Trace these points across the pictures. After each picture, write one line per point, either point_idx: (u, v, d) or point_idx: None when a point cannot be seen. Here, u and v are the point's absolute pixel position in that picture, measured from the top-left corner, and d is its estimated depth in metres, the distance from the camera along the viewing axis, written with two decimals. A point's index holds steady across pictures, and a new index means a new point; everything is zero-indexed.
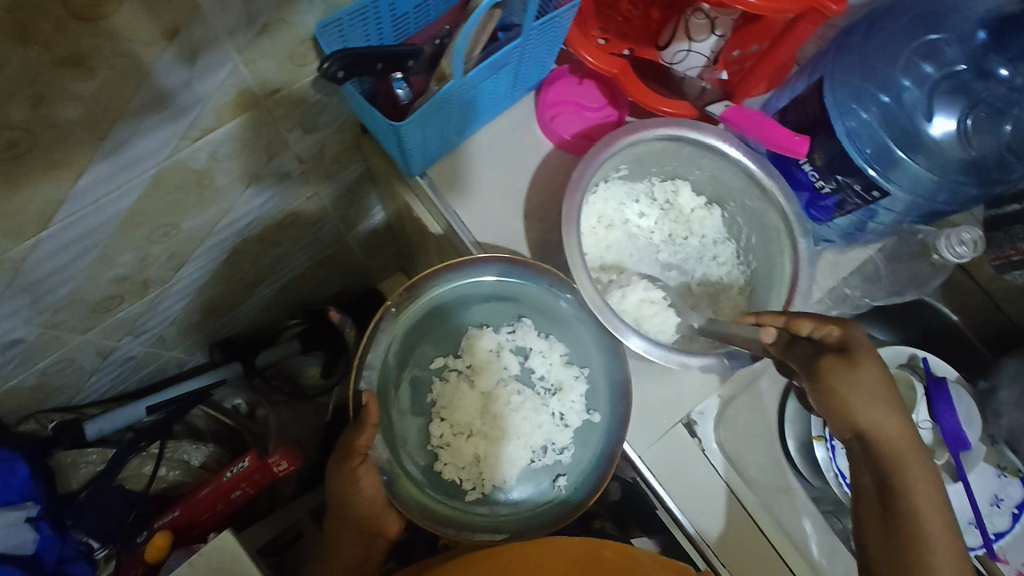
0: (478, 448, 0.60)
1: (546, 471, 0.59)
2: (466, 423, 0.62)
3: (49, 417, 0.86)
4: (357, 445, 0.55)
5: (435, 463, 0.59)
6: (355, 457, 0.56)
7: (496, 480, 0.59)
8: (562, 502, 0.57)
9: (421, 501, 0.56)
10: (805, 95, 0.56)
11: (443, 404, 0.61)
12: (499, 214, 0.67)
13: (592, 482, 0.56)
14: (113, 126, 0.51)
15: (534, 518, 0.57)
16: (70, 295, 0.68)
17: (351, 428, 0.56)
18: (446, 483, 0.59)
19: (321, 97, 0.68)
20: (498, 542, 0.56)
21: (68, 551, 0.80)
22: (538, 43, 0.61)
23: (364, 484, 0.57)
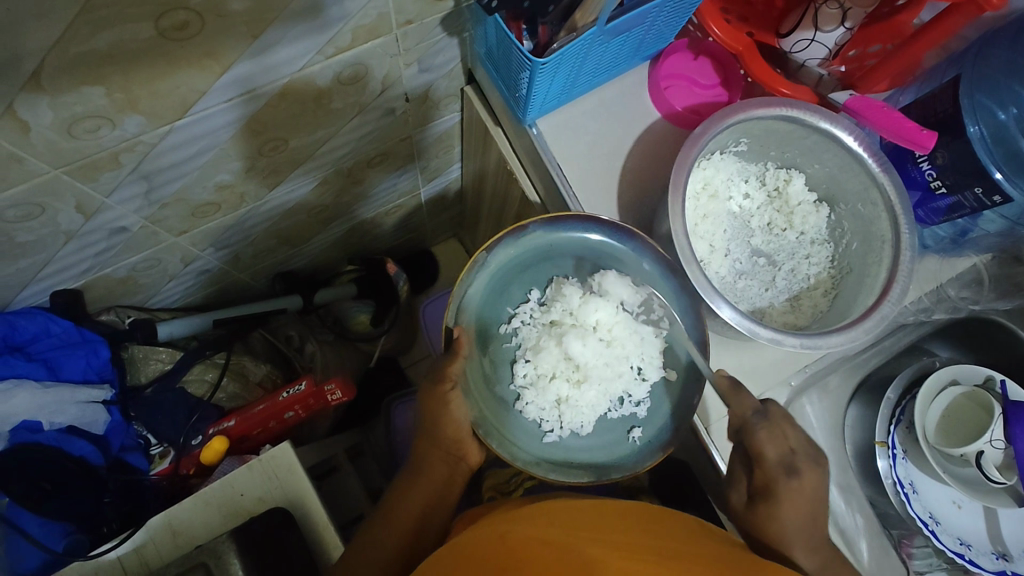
0: (560, 392, 0.62)
1: (622, 423, 0.61)
2: (550, 366, 0.63)
3: (126, 312, 0.90)
4: (449, 372, 0.58)
5: (517, 403, 0.61)
6: (445, 383, 0.58)
7: (573, 425, 0.61)
8: (636, 453, 0.59)
9: (502, 434, 0.59)
10: (935, 95, 0.56)
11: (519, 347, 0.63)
12: (601, 174, 0.68)
13: (668, 436, 0.58)
14: (268, 26, 0.54)
15: (610, 466, 0.58)
16: (178, 192, 0.71)
17: (443, 358, 0.59)
18: (527, 423, 0.61)
19: (444, 37, 0.70)
20: (574, 483, 0.57)
21: (128, 440, 0.85)
22: (675, 7, 0.62)
23: (454, 408, 0.59)
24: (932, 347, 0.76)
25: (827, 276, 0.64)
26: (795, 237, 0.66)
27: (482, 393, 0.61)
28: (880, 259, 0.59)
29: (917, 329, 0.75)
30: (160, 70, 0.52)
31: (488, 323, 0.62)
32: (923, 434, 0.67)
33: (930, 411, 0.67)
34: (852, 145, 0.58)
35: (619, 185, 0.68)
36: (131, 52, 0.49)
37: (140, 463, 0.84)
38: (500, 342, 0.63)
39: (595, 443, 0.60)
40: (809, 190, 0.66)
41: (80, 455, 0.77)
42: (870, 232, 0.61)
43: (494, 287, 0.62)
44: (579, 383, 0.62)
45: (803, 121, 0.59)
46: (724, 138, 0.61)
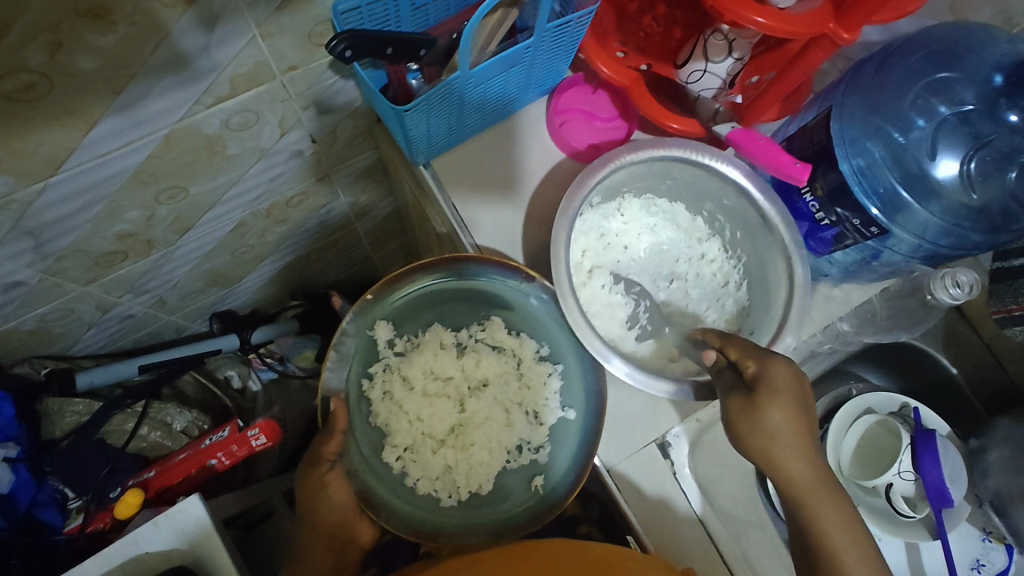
0: (448, 459, 0.62)
1: (522, 473, 0.61)
2: (440, 429, 0.63)
3: (43, 362, 0.88)
4: (323, 453, 0.57)
5: (407, 478, 0.60)
6: (323, 463, 0.58)
7: (472, 487, 0.60)
8: (539, 502, 0.58)
9: (394, 505, 0.58)
10: (812, 126, 0.55)
11: (393, 417, 0.62)
12: (497, 213, 0.67)
13: (569, 481, 0.58)
14: (129, 81, 0.53)
15: (511, 520, 0.58)
16: (74, 244, 0.70)
17: (320, 435, 0.57)
18: (422, 497, 0.60)
19: (338, 79, 0.69)
20: (474, 544, 0.57)
21: (41, 496, 0.82)
22: (552, 44, 0.61)
23: (334, 489, 0.59)
24: (860, 376, 0.76)
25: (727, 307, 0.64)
26: (690, 273, 0.66)
27: (368, 468, 0.59)
28: (777, 289, 0.59)
29: (833, 355, 0.73)
30: (17, 129, 0.51)
31: (365, 386, 0.61)
32: (837, 467, 0.66)
33: (845, 441, 0.67)
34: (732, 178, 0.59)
35: (516, 222, 0.67)
36: None
37: (54, 519, 0.82)
38: (378, 412, 0.62)
39: (495, 498, 0.60)
40: (699, 220, 0.66)
41: None
42: (758, 254, 0.61)
43: (370, 347, 0.62)
44: (468, 446, 0.63)
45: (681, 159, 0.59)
46: (605, 184, 0.61)
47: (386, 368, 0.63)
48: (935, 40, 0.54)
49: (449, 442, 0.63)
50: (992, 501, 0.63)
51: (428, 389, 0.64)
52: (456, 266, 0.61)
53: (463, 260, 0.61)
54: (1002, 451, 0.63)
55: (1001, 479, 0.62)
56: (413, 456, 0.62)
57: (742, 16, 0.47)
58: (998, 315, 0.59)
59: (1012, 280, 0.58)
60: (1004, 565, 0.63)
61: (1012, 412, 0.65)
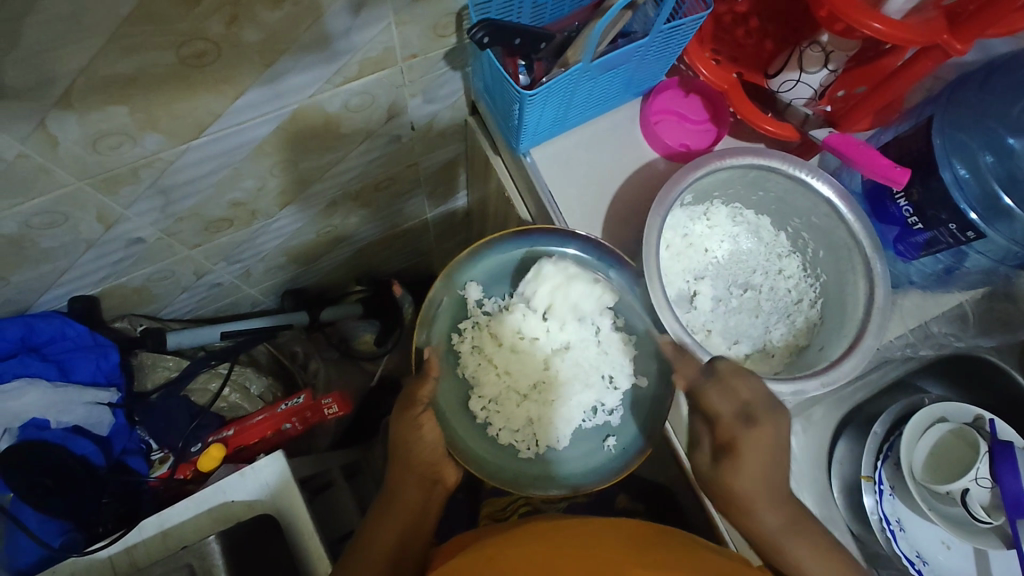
0: (530, 412, 0.63)
1: (597, 432, 0.62)
2: (524, 385, 0.64)
3: (139, 320, 0.94)
4: (418, 395, 0.59)
5: (490, 428, 0.62)
6: (417, 406, 0.59)
7: (549, 441, 0.61)
8: (612, 461, 0.59)
9: (478, 455, 0.60)
10: (909, 134, 0.58)
11: (480, 370, 0.64)
12: (589, 202, 0.71)
13: (638, 445, 0.59)
14: (280, 56, 0.58)
15: (587, 476, 0.59)
16: (194, 207, 0.76)
17: (414, 379, 0.60)
18: (503, 446, 0.62)
19: (447, 70, 0.74)
20: (553, 495, 0.58)
21: (132, 443, 0.88)
22: (660, 47, 0.65)
23: (428, 431, 0.59)
24: (922, 385, 0.76)
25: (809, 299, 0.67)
26: (775, 261, 0.68)
27: (454, 412, 0.62)
28: (855, 281, 0.62)
29: (904, 364, 0.75)
30: (181, 93, 0.57)
31: (455, 340, 0.63)
32: (910, 470, 0.66)
33: (918, 446, 0.67)
34: (814, 182, 0.62)
35: (604, 213, 0.71)
36: (153, 76, 0.54)
37: (140, 466, 0.87)
38: (467, 364, 0.63)
39: (573, 454, 0.61)
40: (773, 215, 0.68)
41: (83, 454, 0.81)
42: (834, 243, 0.64)
43: (459, 306, 0.64)
44: (550, 402, 0.63)
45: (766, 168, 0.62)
46: (699, 185, 0.64)
47: (475, 325, 0.64)
48: None
49: (531, 398, 0.64)
50: None
51: (515, 346, 0.65)
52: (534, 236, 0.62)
53: (539, 230, 0.62)
54: None
55: None
56: (496, 407, 0.63)
57: (859, 22, 0.50)
58: None
59: None
60: None
61: None
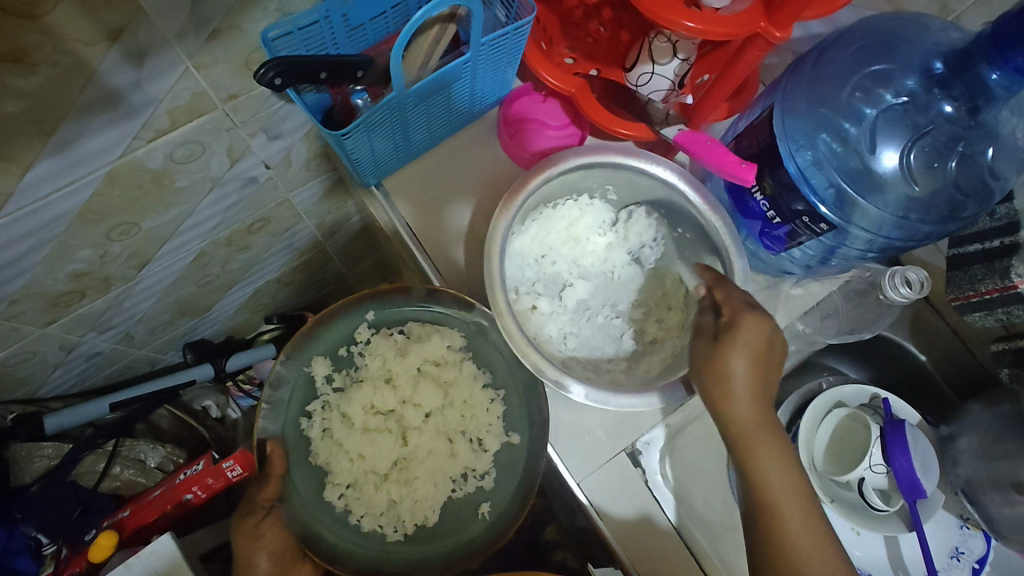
0: (391, 494, 0.62)
1: (470, 501, 0.61)
2: (382, 466, 0.63)
3: (9, 407, 0.87)
4: (257, 500, 0.57)
5: (351, 516, 0.60)
6: (257, 511, 0.57)
7: (416, 520, 0.61)
8: (485, 531, 0.58)
9: (342, 549, 0.58)
10: (757, 122, 0.55)
11: (333, 456, 0.62)
12: (451, 228, 0.68)
13: (514, 507, 0.58)
14: (60, 122, 0.52)
15: (460, 549, 0.58)
16: (26, 287, 0.69)
17: (256, 480, 0.57)
18: (366, 533, 0.59)
19: (283, 104, 0.68)
20: None
21: (14, 545, 0.80)
22: (492, 58, 0.60)
23: (266, 538, 0.58)
24: (832, 365, 0.75)
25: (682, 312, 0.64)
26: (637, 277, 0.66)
27: (310, 508, 0.59)
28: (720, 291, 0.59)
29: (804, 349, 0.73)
30: None
31: (304, 426, 0.61)
32: (810, 462, 0.66)
33: (817, 436, 0.66)
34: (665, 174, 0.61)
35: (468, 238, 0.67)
36: None
37: (27, 566, 0.81)
38: (318, 452, 0.61)
39: (443, 529, 0.60)
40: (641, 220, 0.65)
41: None
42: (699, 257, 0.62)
43: (308, 384, 0.62)
44: (410, 479, 0.62)
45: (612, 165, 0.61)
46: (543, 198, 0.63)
47: (325, 405, 0.62)
48: (869, 31, 0.53)
49: (392, 475, 0.63)
50: (964, 489, 0.62)
51: (368, 424, 0.63)
52: (370, 299, 0.62)
53: (369, 292, 0.61)
54: (971, 437, 0.62)
55: (972, 467, 0.61)
56: (356, 493, 0.61)
57: (671, 22, 0.46)
58: (956, 303, 0.58)
59: (965, 267, 0.57)
60: (982, 552, 0.63)
61: (981, 397, 0.65)
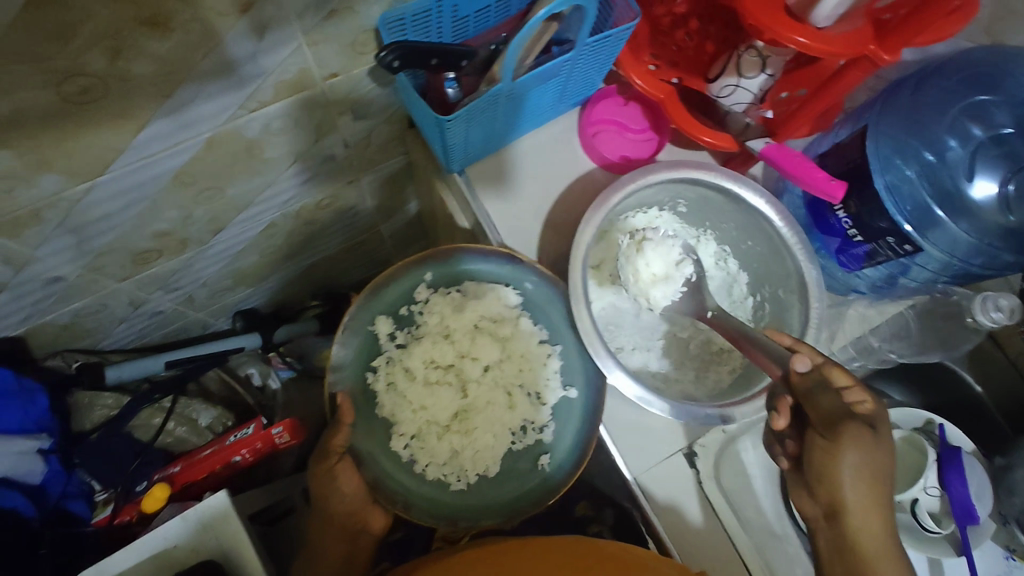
0: (452, 445, 0.63)
1: (529, 453, 0.62)
2: (443, 418, 0.64)
3: (74, 356, 0.90)
4: (333, 445, 0.58)
5: (416, 465, 0.61)
6: (331, 456, 0.59)
7: (477, 471, 0.61)
8: (547, 481, 0.59)
9: (410, 498, 0.59)
10: (847, 142, 0.56)
11: (398, 408, 0.63)
12: (527, 218, 0.69)
13: (574, 460, 0.59)
14: (179, 86, 0.54)
15: (522, 498, 0.60)
16: (114, 241, 0.72)
17: (328, 429, 0.60)
18: (430, 482, 0.60)
19: (374, 87, 0.71)
20: (487, 525, 0.59)
21: (70, 488, 0.83)
22: (590, 58, 0.62)
23: (343, 481, 0.60)
24: (882, 389, 0.75)
25: (743, 311, 0.65)
26: (701, 274, 0.66)
27: (379, 453, 0.60)
28: (793, 299, 0.60)
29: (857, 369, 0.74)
30: (71, 131, 0.53)
31: (369, 379, 0.62)
32: None
33: None
34: (741, 189, 0.60)
35: (539, 232, 0.69)
36: (37, 117, 0.49)
37: (82, 511, 0.83)
38: (383, 404, 0.62)
39: (505, 480, 0.61)
40: (716, 243, 0.66)
41: (12, 507, 0.74)
42: (768, 264, 0.63)
43: (371, 341, 0.63)
44: (470, 431, 0.64)
45: (710, 182, 0.61)
46: (632, 201, 0.63)
47: (388, 360, 0.63)
48: (972, 62, 0.55)
49: (451, 429, 0.64)
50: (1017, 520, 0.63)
51: (429, 378, 0.65)
52: (432, 260, 0.63)
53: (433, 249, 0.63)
54: None
55: None
56: (420, 443, 0.62)
57: (783, 36, 0.48)
58: None
59: None
60: None
61: None
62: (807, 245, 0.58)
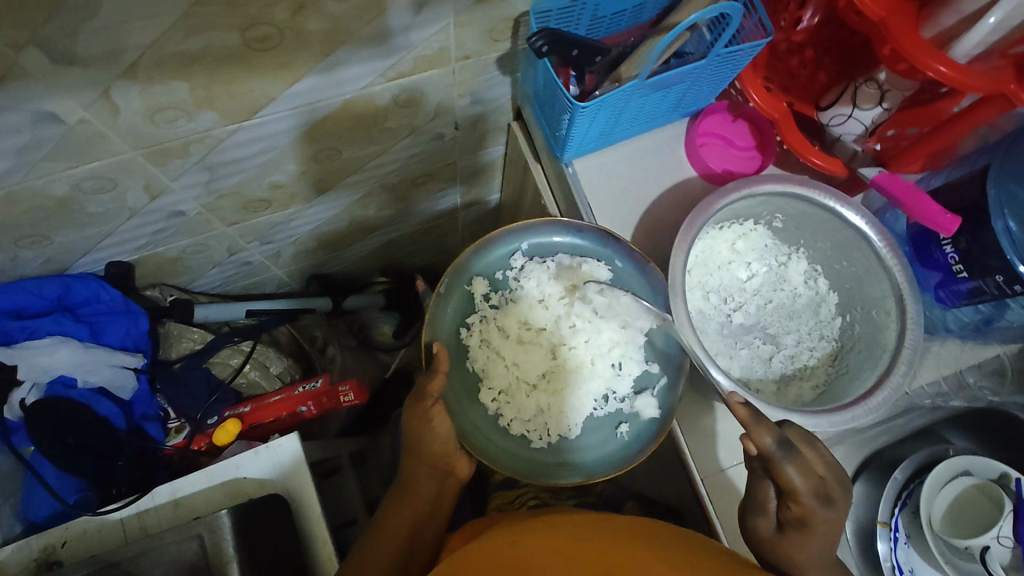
0: (539, 403, 0.65)
1: (610, 420, 0.64)
2: (531, 376, 0.67)
3: (170, 290, 0.96)
4: (428, 389, 0.61)
5: (501, 419, 0.65)
6: (427, 399, 0.61)
7: (559, 430, 0.64)
8: (625, 448, 0.62)
9: (494, 451, 0.63)
10: (963, 181, 0.58)
11: (489, 363, 0.66)
12: (626, 216, 0.71)
13: (653, 431, 0.61)
14: (338, 47, 0.59)
15: (600, 464, 0.62)
16: (236, 185, 0.77)
17: (424, 376, 0.62)
18: (514, 436, 0.64)
19: (497, 75, 0.75)
20: (570, 484, 0.61)
21: (151, 411, 0.90)
22: (715, 71, 0.64)
23: (438, 423, 0.61)
24: (947, 437, 0.73)
25: (829, 331, 0.66)
26: (789, 291, 0.68)
27: (466, 403, 0.65)
28: (888, 319, 0.60)
29: (931, 412, 0.74)
30: (239, 75, 0.58)
31: (463, 334, 0.66)
32: (928, 520, 0.65)
33: (940, 497, 0.66)
34: (844, 212, 0.61)
35: (633, 231, 0.71)
36: (217, 56, 0.55)
37: (157, 434, 0.88)
38: (476, 358, 0.66)
39: (586, 443, 0.64)
40: (806, 263, 0.68)
41: (105, 415, 0.83)
42: (862, 290, 0.64)
43: (468, 300, 0.67)
44: (557, 391, 0.66)
45: (813, 201, 0.62)
46: (732, 210, 0.64)
47: (482, 319, 0.67)
48: None
49: (540, 386, 0.66)
50: None
51: (521, 337, 0.68)
52: (531, 230, 0.67)
53: (531, 222, 0.67)
54: None
55: None
56: (506, 399, 0.66)
57: (924, 64, 0.50)
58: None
59: None
60: None
61: None
62: (907, 265, 0.59)
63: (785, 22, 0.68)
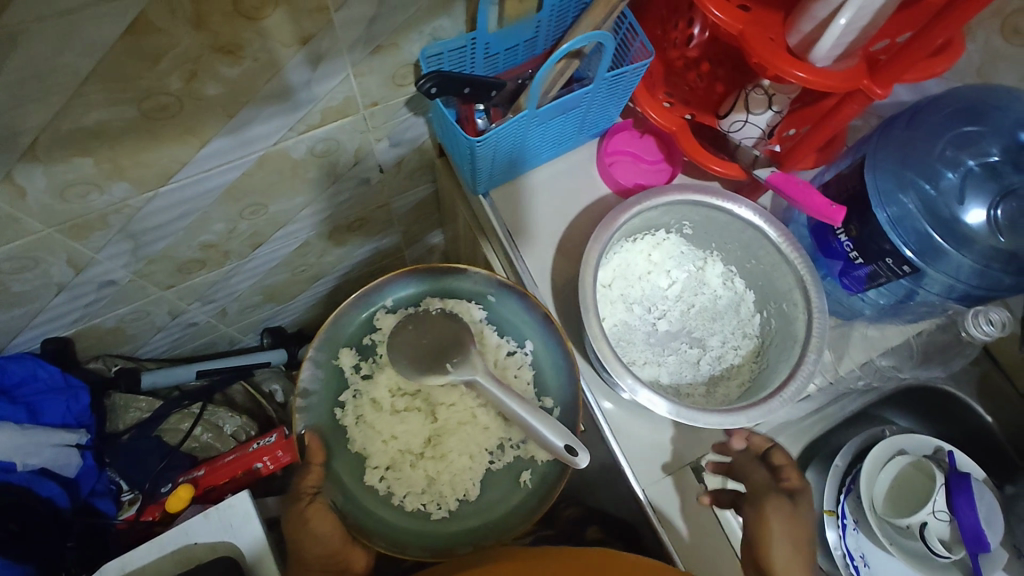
0: (427, 471, 0.66)
1: (509, 472, 0.65)
2: (415, 445, 0.67)
3: (114, 360, 0.96)
4: (301, 488, 0.62)
5: (394, 497, 0.64)
6: (301, 500, 0.63)
7: (458, 495, 0.64)
8: (529, 496, 0.63)
9: (389, 529, 0.62)
10: (847, 174, 0.61)
11: (368, 441, 0.66)
12: (545, 238, 0.73)
13: (556, 471, 0.63)
14: (242, 107, 0.61)
15: (513, 514, 0.63)
16: (164, 250, 0.78)
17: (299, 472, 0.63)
18: (411, 512, 0.63)
19: (410, 116, 0.77)
20: (484, 547, 0.62)
21: (100, 486, 0.90)
22: (607, 93, 0.68)
23: (315, 524, 0.62)
24: (891, 417, 0.78)
25: (750, 328, 0.68)
26: (710, 294, 0.70)
27: (355, 483, 0.64)
28: (797, 310, 0.63)
29: (866, 396, 0.76)
30: (145, 143, 0.59)
31: (337, 415, 0.65)
32: (870, 503, 0.66)
33: (879, 479, 0.67)
34: (741, 212, 0.64)
35: (555, 252, 0.73)
36: (119, 129, 0.56)
37: (108, 508, 0.89)
38: (354, 438, 0.65)
39: (493, 499, 0.64)
40: (721, 264, 0.70)
41: (48, 495, 0.82)
42: (772, 286, 0.66)
43: (337, 376, 0.67)
44: (443, 456, 0.66)
45: (709, 204, 0.65)
46: (640, 221, 0.67)
47: (355, 394, 0.67)
48: (963, 98, 0.60)
49: (424, 454, 0.67)
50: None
51: (396, 406, 0.68)
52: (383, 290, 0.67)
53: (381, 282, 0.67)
54: None
55: None
56: (394, 474, 0.65)
57: (784, 70, 0.54)
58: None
59: None
60: None
61: None
62: (806, 256, 0.62)
63: (677, 39, 0.72)
